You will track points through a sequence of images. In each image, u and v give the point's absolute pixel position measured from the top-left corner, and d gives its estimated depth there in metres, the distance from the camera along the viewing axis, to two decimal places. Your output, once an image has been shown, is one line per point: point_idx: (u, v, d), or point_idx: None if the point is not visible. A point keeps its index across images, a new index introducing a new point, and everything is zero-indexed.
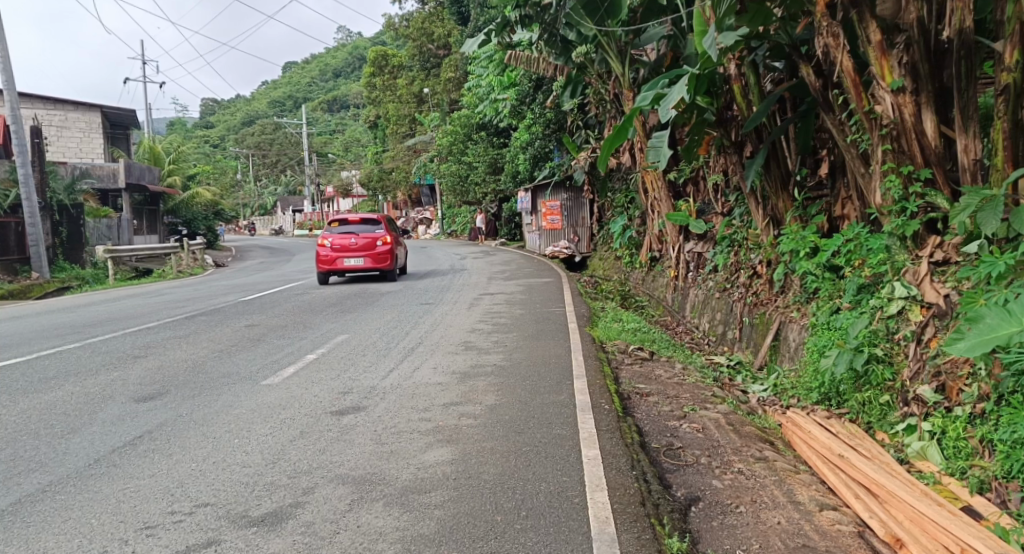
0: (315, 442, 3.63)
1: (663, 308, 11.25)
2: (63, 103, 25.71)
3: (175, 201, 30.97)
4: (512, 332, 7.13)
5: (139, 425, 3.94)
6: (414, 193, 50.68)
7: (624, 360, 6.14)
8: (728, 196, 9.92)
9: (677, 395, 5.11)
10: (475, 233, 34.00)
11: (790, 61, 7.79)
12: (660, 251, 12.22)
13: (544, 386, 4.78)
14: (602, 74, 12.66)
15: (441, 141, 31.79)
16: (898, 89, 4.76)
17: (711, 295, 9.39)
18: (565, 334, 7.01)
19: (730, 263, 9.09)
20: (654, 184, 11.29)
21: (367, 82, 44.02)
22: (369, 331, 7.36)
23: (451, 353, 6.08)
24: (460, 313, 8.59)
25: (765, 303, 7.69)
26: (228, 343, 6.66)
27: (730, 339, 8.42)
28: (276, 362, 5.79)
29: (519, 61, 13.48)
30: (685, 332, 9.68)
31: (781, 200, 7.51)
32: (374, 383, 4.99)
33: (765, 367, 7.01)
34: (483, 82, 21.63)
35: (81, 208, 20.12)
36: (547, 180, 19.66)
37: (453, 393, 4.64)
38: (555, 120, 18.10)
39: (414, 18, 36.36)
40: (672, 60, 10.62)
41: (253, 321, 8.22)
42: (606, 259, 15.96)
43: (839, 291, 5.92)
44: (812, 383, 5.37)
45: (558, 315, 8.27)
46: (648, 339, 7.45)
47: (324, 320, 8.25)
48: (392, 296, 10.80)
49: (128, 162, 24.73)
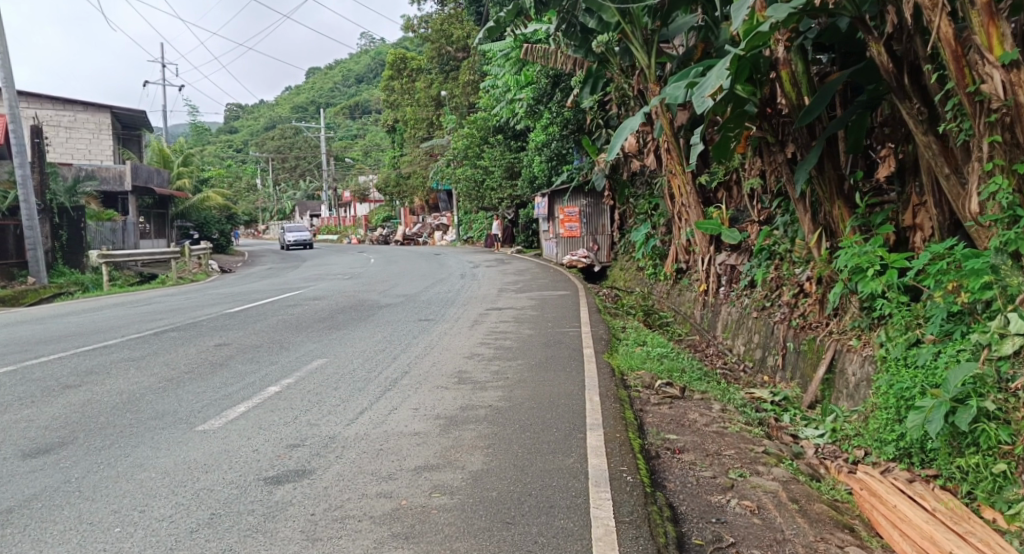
0: (222, 536, 2.60)
1: (690, 325, 10.19)
2: (72, 104, 25.28)
3: (186, 205, 30.39)
4: (517, 359, 6.07)
5: (2, 499, 2.95)
6: (431, 198, 49.88)
7: (650, 400, 5.05)
8: (766, 203, 8.83)
9: (718, 451, 4.01)
10: (491, 240, 33.09)
11: (848, 44, 6.64)
12: (687, 262, 11.14)
13: (547, 442, 3.73)
14: (625, 69, 11.58)
15: (457, 145, 30.91)
16: (1011, 63, 3.65)
17: (747, 314, 8.31)
18: (578, 363, 5.94)
19: (770, 278, 8.03)
20: (681, 188, 10.15)
21: (385, 86, 43.39)
22: (352, 355, 6.38)
23: (439, 388, 5.06)
24: (460, 332, 7.60)
25: (814, 328, 6.63)
26: (184, 370, 5.71)
27: (770, 366, 7.36)
28: (228, 397, 4.80)
29: (535, 55, 12.45)
30: (717, 355, 8.62)
31: (836, 206, 6.34)
32: (333, 432, 3.97)
33: (817, 404, 5.95)
34: (498, 82, 20.73)
35: (82, 210, 19.48)
36: (566, 185, 18.40)
37: (428, 451, 3.61)
38: (574, 120, 17.08)
39: (433, 21, 35.69)
40: (704, 51, 9.47)
41: (224, 339, 7.26)
42: (626, 269, 14.91)
43: (918, 320, 4.82)
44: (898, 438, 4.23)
45: (571, 337, 7.22)
46: (677, 367, 6.40)
47: (306, 339, 7.29)
48: (391, 310, 9.81)
49: (135, 164, 24.17)
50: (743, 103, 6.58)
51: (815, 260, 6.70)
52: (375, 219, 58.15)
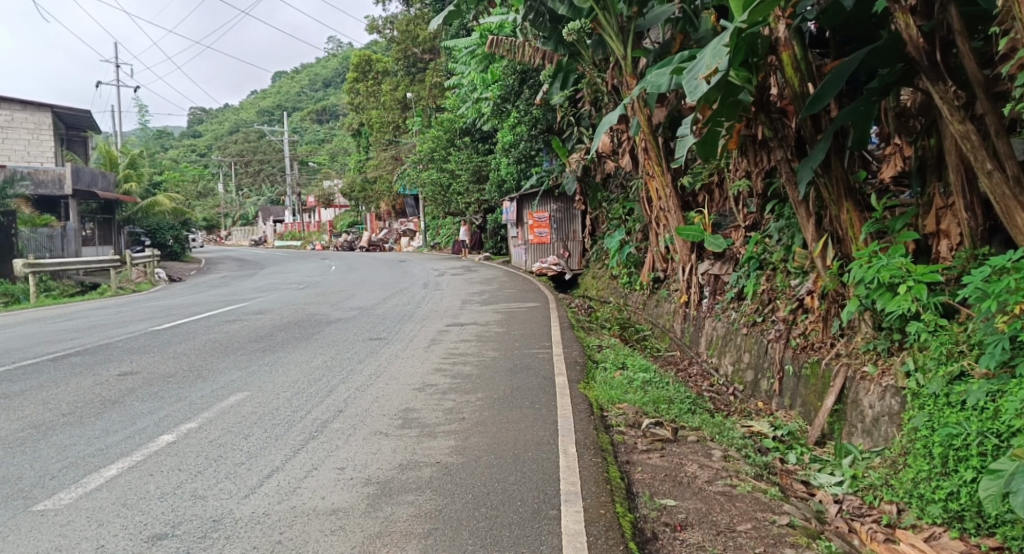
0: None
1: (669, 340, 9.35)
2: (9, 102, 23.55)
3: (134, 209, 28.63)
4: (477, 393, 5.05)
5: None
6: (398, 204, 48.58)
7: (635, 447, 4.11)
8: (752, 207, 8.09)
9: (730, 526, 3.08)
10: (458, 247, 32.08)
11: (853, 27, 5.84)
12: (665, 271, 10.32)
13: (507, 528, 2.75)
14: (598, 62, 10.70)
15: (422, 148, 29.95)
16: None
17: (735, 330, 7.47)
18: (548, 397, 4.96)
19: (761, 291, 7.22)
20: (661, 191, 9.30)
21: (350, 88, 42.12)
22: (282, 386, 5.32)
23: (377, 435, 4.03)
24: (414, 355, 6.59)
25: (817, 349, 5.82)
26: (64, 409, 4.56)
27: (764, 391, 6.53)
28: (102, 451, 3.69)
29: (500, 47, 11.47)
30: (702, 376, 7.77)
31: (844, 209, 5.45)
32: (220, 511, 2.91)
33: (825, 441, 5.14)
34: (463, 81, 19.76)
35: (13, 216, 17.97)
36: (535, 188, 17.41)
37: (346, 545, 2.60)
38: (543, 120, 16.20)
39: (399, 22, 34.51)
40: (682, 43, 8.72)
41: (133, 366, 6.09)
42: (599, 278, 14.06)
43: (960, 347, 3.98)
44: (959, 500, 3.37)
45: (541, 362, 6.26)
46: (665, 397, 5.50)
47: (232, 365, 6.17)
48: (339, 327, 8.73)
49: (77, 166, 22.59)
50: (738, 91, 5.68)
51: (820, 273, 5.84)
52: (340, 224, 56.68)
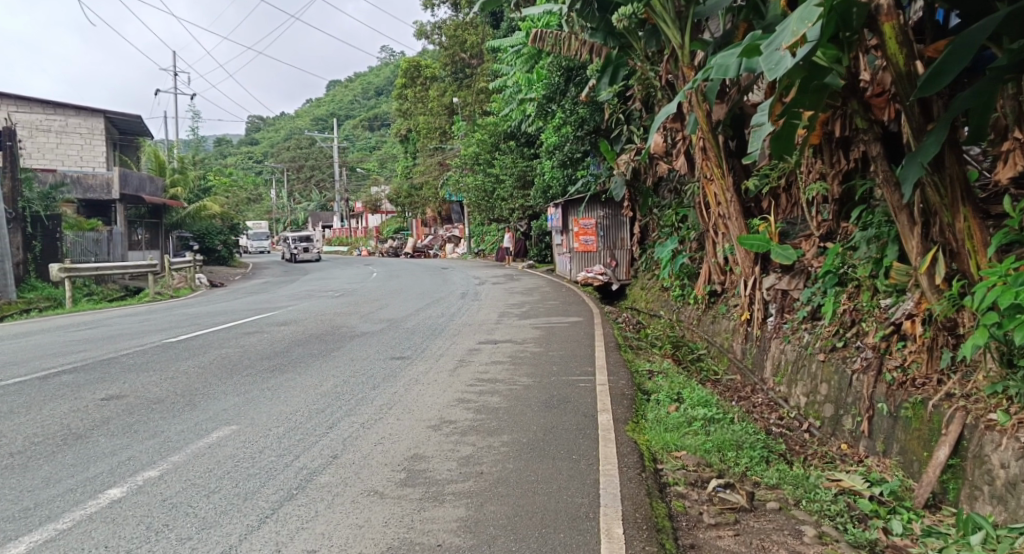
0: None
1: (728, 362, 8.29)
2: (64, 107, 24.02)
3: (182, 214, 28.86)
4: (502, 436, 4.20)
5: None
6: (444, 210, 48.22)
7: (701, 522, 3.18)
8: (828, 212, 7.02)
9: None
10: (502, 254, 31.34)
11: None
12: (723, 284, 9.25)
13: None
14: (650, 55, 9.74)
15: (467, 152, 29.43)
16: None
17: (809, 355, 6.39)
18: (589, 444, 4.06)
19: (843, 310, 6.14)
20: (720, 196, 8.24)
21: (399, 94, 42.08)
22: (278, 419, 4.57)
23: (370, 497, 3.22)
24: (436, 381, 5.78)
25: (920, 386, 4.72)
26: (17, 446, 3.91)
27: (847, 431, 5.45)
28: (24, 514, 2.96)
29: (544, 42, 10.62)
30: (768, 407, 6.71)
31: (961, 216, 4.39)
32: None
33: (936, 506, 4.07)
34: (507, 82, 19.05)
35: (58, 220, 18.08)
36: (581, 194, 16.56)
37: None
38: (590, 120, 15.31)
39: (448, 27, 34.11)
40: (745, 33, 7.69)
41: (124, 389, 5.46)
42: (648, 288, 13.06)
43: None
44: None
45: (583, 394, 5.35)
46: (732, 441, 4.52)
47: (231, 389, 5.48)
48: (363, 342, 8.02)
49: (125, 171, 22.80)
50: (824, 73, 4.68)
51: (926, 296, 4.76)
52: (386, 230, 56.79)
